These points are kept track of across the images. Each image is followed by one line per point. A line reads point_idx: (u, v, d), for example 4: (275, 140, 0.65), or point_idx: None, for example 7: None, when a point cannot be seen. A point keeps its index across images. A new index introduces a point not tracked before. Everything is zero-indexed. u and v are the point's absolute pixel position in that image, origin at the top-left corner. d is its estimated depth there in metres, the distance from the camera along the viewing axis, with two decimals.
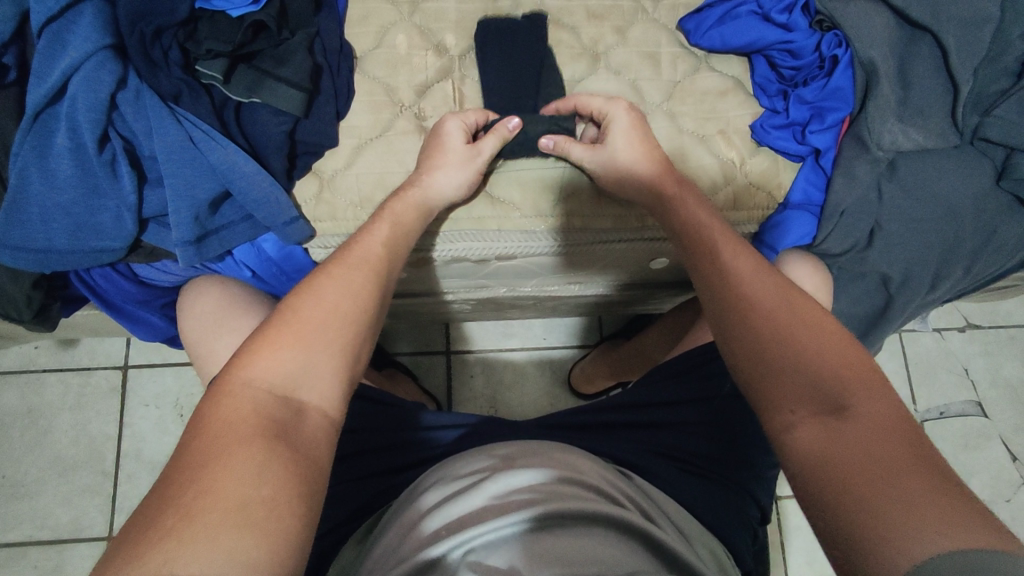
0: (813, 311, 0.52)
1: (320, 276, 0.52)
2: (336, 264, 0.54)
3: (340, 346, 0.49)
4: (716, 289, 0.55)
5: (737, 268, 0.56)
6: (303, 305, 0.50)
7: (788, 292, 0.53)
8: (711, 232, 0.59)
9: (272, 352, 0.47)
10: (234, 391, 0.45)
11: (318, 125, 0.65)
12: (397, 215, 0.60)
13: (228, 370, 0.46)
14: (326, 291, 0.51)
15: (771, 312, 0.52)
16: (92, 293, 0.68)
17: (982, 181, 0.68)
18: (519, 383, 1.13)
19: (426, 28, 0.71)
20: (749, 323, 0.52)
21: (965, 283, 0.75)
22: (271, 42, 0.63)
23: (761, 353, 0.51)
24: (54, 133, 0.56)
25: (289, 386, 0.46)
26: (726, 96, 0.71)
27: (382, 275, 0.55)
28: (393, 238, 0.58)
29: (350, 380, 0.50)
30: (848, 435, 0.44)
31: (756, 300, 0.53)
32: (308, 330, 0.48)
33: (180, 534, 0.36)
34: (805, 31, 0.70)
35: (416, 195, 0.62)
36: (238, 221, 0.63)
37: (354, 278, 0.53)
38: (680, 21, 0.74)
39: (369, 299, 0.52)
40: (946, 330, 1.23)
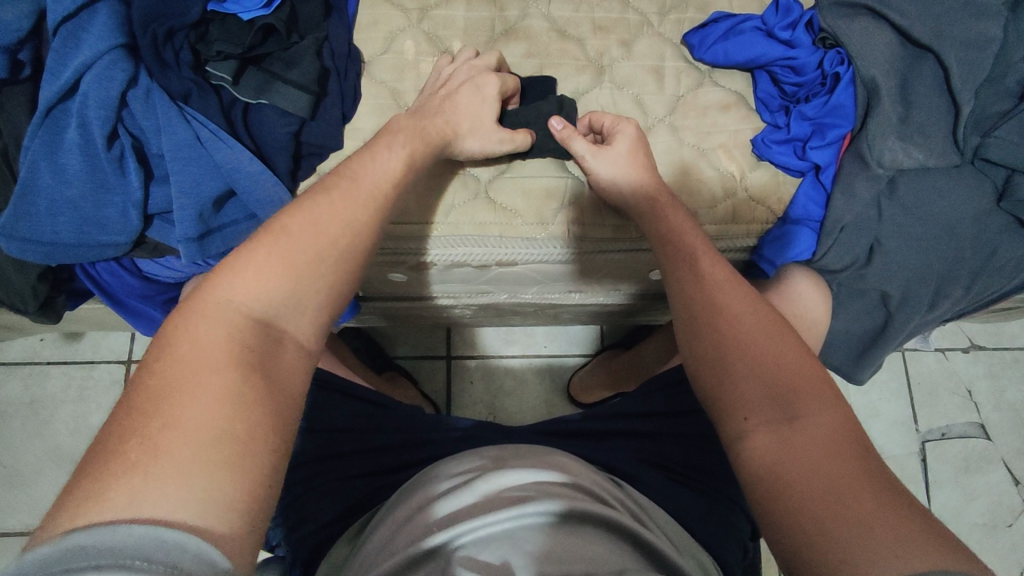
0: (776, 322, 0.53)
1: (309, 199, 0.49)
2: (326, 189, 0.51)
3: (324, 275, 0.47)
4: (687, 297, 0.56)
5: (711, 277, 0.56)
6: (289, 230, 0.47)
7: (753, 303, 0.54)
8: (689, 240, 0.59)
9: (251, 276, 0.44)
10: (208, 311, 0.42)
11: (323, 129, 0.66)
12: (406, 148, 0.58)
13: (202, 290, 0.43)
14: (316, 216, 0.48)
15: (739, 321, 0.52)
16: (97, 287, 0.69)
17: (983, 201, 0.68)
18: (518, 390, 1.13)
19: (434, 35, 0.72)
20: (714, 332, 0.53)
21: (965, 302, 0.75)
22: (280, 45, 0.64)
23: (716, 360, 0.51)
24: (64, 128, 0.57)
25: (267, 314, 0.44)
26: (728, 110, 0.72)
27: (378, 205, 0.52)
28: (391, 172, 0.55)
29: (331, 315, 0.48)
30: (796, 452, 0.44)
31: (726, 307, 0.54)
32: (293, 255, 0.46)
33: (144, 468, 0.35)
34: (808, 47, 0.71)
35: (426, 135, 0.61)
36: (241, 220, 0.65)
37: (345, 204, 0.50)
38: (685, 35, 0.75)
39: (362, 229, 0.50)
40: (949, 350, 1.22)
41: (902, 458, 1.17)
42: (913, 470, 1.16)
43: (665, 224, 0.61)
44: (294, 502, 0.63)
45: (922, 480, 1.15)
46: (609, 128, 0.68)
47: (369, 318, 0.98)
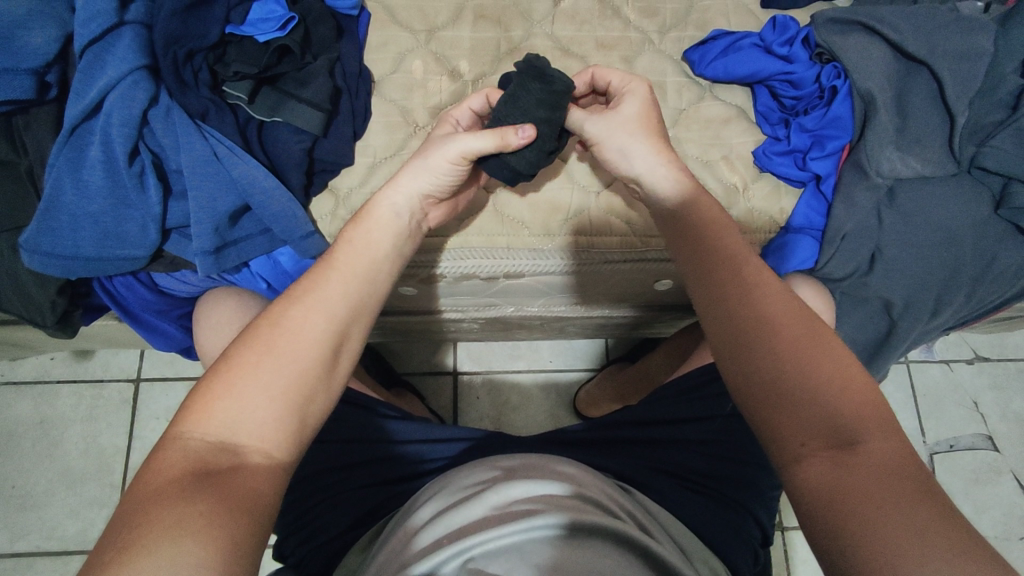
0: (826, 333, 0.51)
1: (266, 313, 0.50)
2: (286, 297, 0.51)
3: (285, 388, 0.47)
4: (729, 311, 0.52)
5: (759, 288, 0.53)
6: (242, 352, 0.48)
7: (806, 320, 0.51)
8: (727, 249, 0.55)
9: (210, 402, 0.46)
10: (173, 442, 0.44)
11: (335, 145, 0.68)
12: (393, 217, 0.58)
13: (172, 422, 0.46)
14: (267, 334, 0.49)
15: (788, 337, 0.50)
16: (112, 301, 0.71)
17: (980, 209, 0.69)
18: (525, 405, 1.14)
19: (441, 55, 0.75)
20: (765, 349, 0.50)
21: (967, 310, 0.76)
22: (294, 66, 0.66)
23: (759, 376, 0.49)
24: (88, 146, 0.59)
25: (225, 434, 0.45)
26: (729, 123, 0.74)
27: (341, 302, 0.52)
28: (359, 262, 0.54)
29: (302, 423, 0.48)
30: (857, 472, 0.43)
31: (775, 323, 0.51)
32: (243, 378, 0.47)
33: (118, 565, 0.37)
34: (806, 62, 0.73)
35: (391, 195, 0.58)
36: (256, 234, 0.66)
37: (298, 313, 0.50)
38: (685, 52, 0.77)
39: (323, 337, 0.50)
40: (954, 362, 1.23)
41: None
42: None
43: (700, 221, 0.57)
44: (307, 513, 0.64)
45: None
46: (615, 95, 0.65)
47: (377, 332, 0.99)
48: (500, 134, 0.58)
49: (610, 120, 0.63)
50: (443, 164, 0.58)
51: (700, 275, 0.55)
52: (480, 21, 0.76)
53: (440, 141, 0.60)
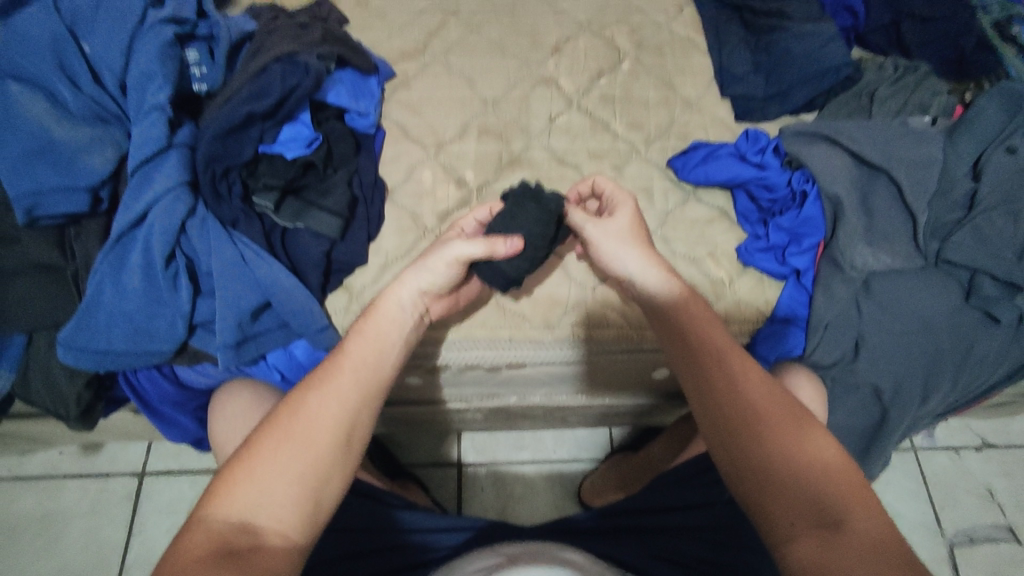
0: (810, 419, 0.54)
1: (285, 402, 0.54)
2: (303, 386, 0.55)
3: (302, 471, 0.50)
4: (718, 397, 0.56)
5: (746, 375, 0.56)
6: (263, 438, 0.51)
7: (790, 407, 0.55)
8: (713, 338, 0.59)
9: (232, 486, 0.49)
10: (196, 525, 0.47)
11: (351, 247, 0.74)
12: (399, 314, 0.61)
13: (196, 506, 0.49)
14: (286, 421, 0.52)
15: (775, 422, 0.53)
16: (135, 394, 0.75)
17: (952, 298, 0.74)
18: (530, 496, 1.13)
19: (449, 166, 0.83)
20: (753, 433, 0.53)
21: (955, 396, 0.78)
22: (317, 178, 0.74)
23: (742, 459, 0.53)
24: (129, 252, 0.65)
25: (243, 517, 0.47)
26: (713, 223, 0.81)
27: (353, 390, 0.55)
28: (372, 349, 0.58)
29: (318, 506, 0.50)
30: (845, 552, 0.45)
31: (761, 409, 0.54)
32: (263, 463, 0.50)
33: None
34: (778, 169, 0.80)
35: (397, 292, 0.61)
36: (275, 328, 0.71)
37: (314, 401, 0.53)
38: (669, 160, 0.85)
39: (339, 421, 0.53)
40: (961, 449, 1.23)
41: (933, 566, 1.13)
42: None
43: (685, 310, 0.61)
44: None
45: None
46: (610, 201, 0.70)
47: (383, 423, 1.01)
48: (488, 242, 0.62)
49: (601, 226, 0.67)
50: (443, 264, 0.61)
51: (689, 365, 0.59)
52: (484, 136, 0.86)
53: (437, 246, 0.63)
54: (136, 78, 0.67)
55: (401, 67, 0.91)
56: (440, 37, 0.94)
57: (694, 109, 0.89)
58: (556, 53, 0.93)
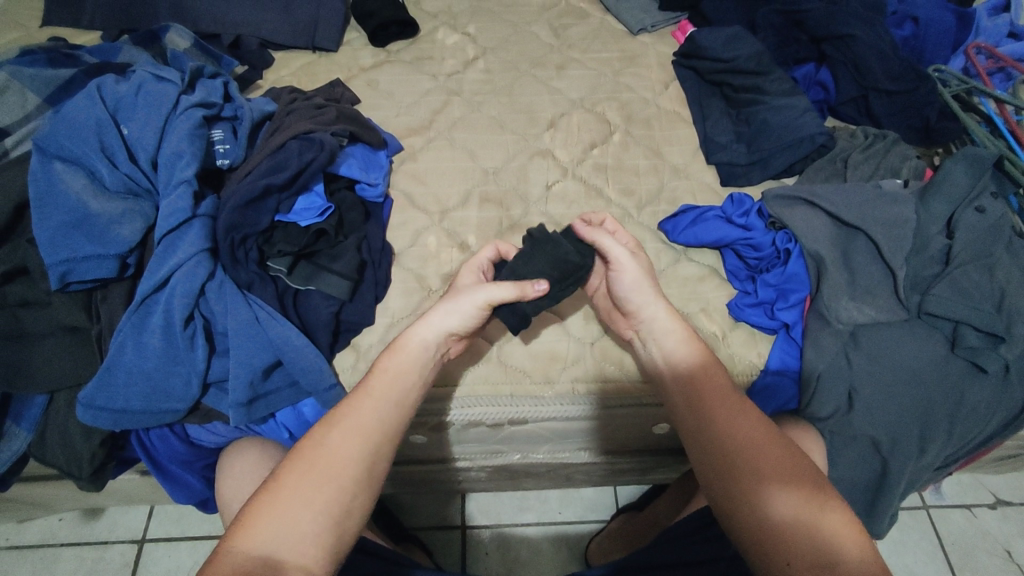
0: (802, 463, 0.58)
1: (311, 441, 0.58)
2: (326, 425, 0.59)
3: (326, 507, 0.54)
4: (718, 440, 0.60)
5: (744, 420, 0.60)
6: (294, 477, 0.55)
7: (783, 450, 0.59)
8: (712, 383, 0.63)
9: (266, 523, 0.53)
10: (230, 558, 0.51)
11: (359, 308, 0.78)
12: (418, 351, 0.64)
13: (229, 539, 0.52)
14: (314, 461, 0.56)
15: (770, 466, 0.57)
16: (145, 453, 0.76)
17: (937, 349, 0.76)
18: (536, 560, 1.11)
19: (452, 231, 0.89)
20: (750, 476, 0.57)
21: (951, 447, 0.79)
22: (329, 243, 0.79)
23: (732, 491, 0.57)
24: (151, 314, 0.69)
25: (277, 552, 0.51)
26: (704, 281, 0.85)
27: (376, 430, 0.59)
28: (391, 390, 0.61)
29: (338, 540, 0.55)
30: None
31: (758, 454, 0.58)
32: (296, 503, 0.54)
33: None
34: (762, 230, 0.85)
35: (421, 329, 0.65)
36: (284, 386, 0.74)
37: (340, 442, 0.57)
38: (660, 223, 0.90)
39: (359, 460, 0.57)
40: (976, 507, 1.25)
41: None
42: None
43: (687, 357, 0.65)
44: None
45: None
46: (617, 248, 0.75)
47: (388, 483, 1.02)
48: (520, 286, 0.67)
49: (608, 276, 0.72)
50: (470, 308, 0.66)
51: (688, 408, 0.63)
52: (485, 203, 0.91)
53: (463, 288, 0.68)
54: (166, 156, 0.73)
55: (409, 141, 0.98)
56: (444, 115, 1.02)
57: (682, 175, 0.95)
58: (551, 127, 1.01)
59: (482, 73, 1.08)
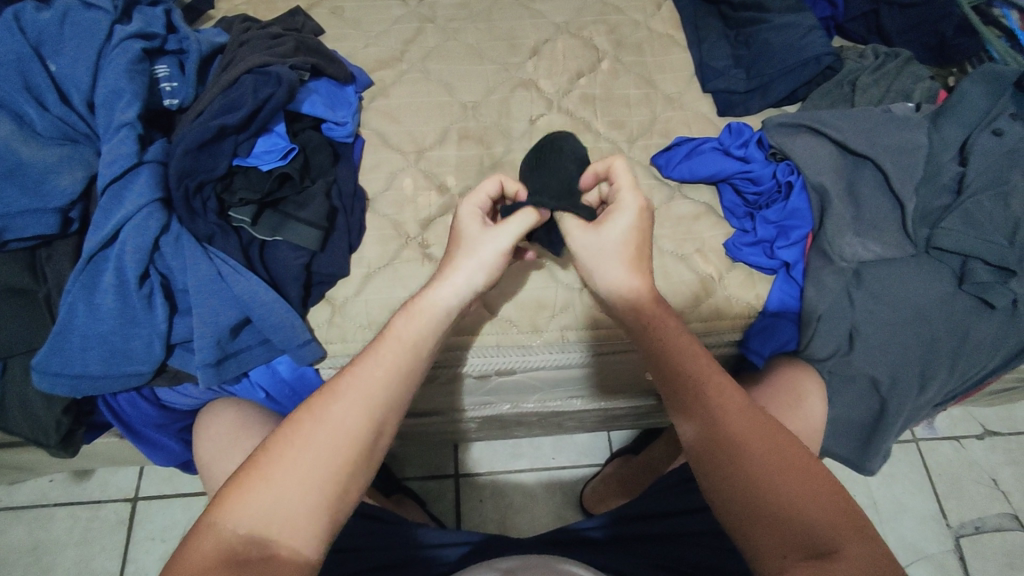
0: (786, 444, 0.53)
1: (307, 407, 0.52)
2: (328, 387, 0.53)
3: (320, 483, 0.49)
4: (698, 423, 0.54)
5: (720, 402, 0.54)
6: (286, 442, 0.50)
7: (765, 427, 0.53)
8: (686, 359, 0.56)
9: (248, 491, 0.48)
10: (209, 528, 0.47)
11: (332, 259, 0.73)
12: (422, 318, 0.57)
13: (210, 506, 0.49)
14: (308, 427, 0.51)
15: (754, 448, 0.52)
16: (115, 417, 0.72)
17: (944, 285, 0.72)
18: (530, 506, 1.11)
19: (430, 172, 0.83)
20: (736, 461, 0.52)
21: (953, 384, 0.76)
22: (295, 190, 0.73)
23: (730, 459, 0.52)
24: (102, 272, 0.64)
25: (262, 523, 0.48)
26: (699, 219, 0.80)
27: (382, 399, 0.53)
28: (402, 359, 0.55)
29: (334, 516, 0.50)
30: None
31: (738, 438, 0.53)
32: (282, 471, 0.49)
33: None
34: (762, 161, 0.79)
35: (431, 299, 0.58)
36: (255, 344, 0.69)
37: (338, 407, 0.52)
38: (652, 157, 0.84)
39: (363, 429, 0.51)
40: (965, 439, 1.26)
41: (939, 557, 1.16)
42: (953, 569, 1.15)
43: (660, 331, 0.58)
44: None
45: None
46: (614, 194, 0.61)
47: None
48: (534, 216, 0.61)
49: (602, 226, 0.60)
50: (480, 268, 0.59)
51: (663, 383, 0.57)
52: (464, 141, 0.85)
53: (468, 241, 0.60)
54: (104, 96, 0.66)
55: (379, 74, 0.90)
56: (418, 45, 0.93)
57: (676, 104, 0.89)
58: (535, 55, 0.92)
59: None
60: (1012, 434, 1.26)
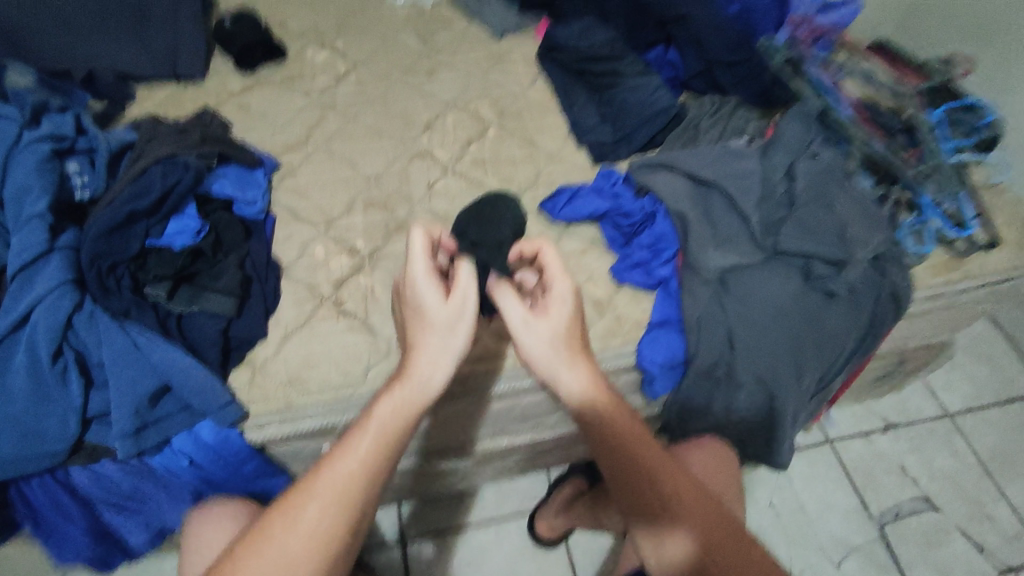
0: (715, 514, 0.63)
1: (278, 519, 0.55)
2: (298, 498, 0.55)
3: None
4: (640, 491, 0.63)
5: (660, 475, 0.63)
6: (255, 558, 0.53)
7: (699, 500, 0.63)
8: (631, 436, 0.62)
9: None
10: None
11: (249, 323, 0.78)
12: (401, 405, 0.59)
13: None
14: (281, 545, 0.53)
15: (693, 521, 0.62)
16: (27, 511, 0.73)
17: (794, 283, 0.83)
18: (482, 561, 1.11)
19: (339, 238, 0.90)
20: (675, 530, 0.61)
21: (824, 369, 0.87)
22: (208, 264, 0.78)
23: (671, 527, 0.62)
24: (14, 354, 0.66)
25: None
26: (586, 253, 0.90)
27: (351, 512, 0.56)
28: (376, 459, 0.57)
29: None
30: None
31: (677, 510, 0.62)
32: None
33: None
34: (630, 198, 0.91)
35: (409, 387, 0.60)
36: (176, 411, 0.72)
37: (308, 521, 0.54)
38: (540, 204, 0.95)
39: (333, 544, 0.54)
40: (872, 433, 1.37)
41: (867, 546, 1.24)
42: (881, 556, 1.23)
43: (615, 414, 0.62)
44: None
45: (892, 565, 1.23)
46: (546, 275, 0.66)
47: None
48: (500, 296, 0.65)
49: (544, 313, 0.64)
50: (449, 357, 0.61)
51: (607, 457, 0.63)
52: (370, 208, 0.93)
53: (435, 329, 0.61)
54: (12, 193, 0.71)
55: (286, 158, 0.98)
56: (320, 129, 1.03)
57: (555, 159, 1.01)
58: (428, 129, 1.04)
59: (355, 86, 1.10)
60: (910, 423, 1.38)
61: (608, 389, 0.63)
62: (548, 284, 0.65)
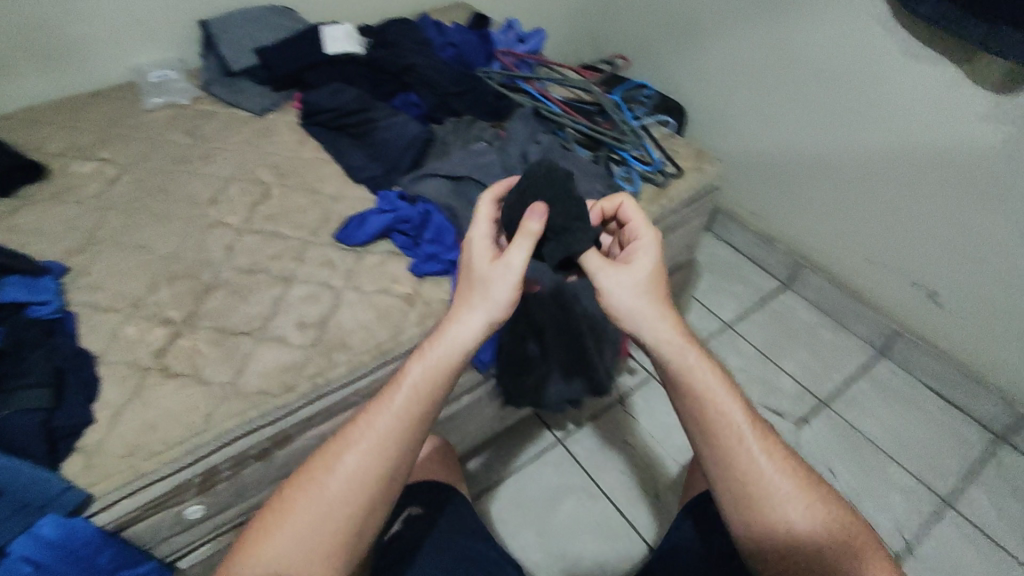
0: (757, 425, 0.72)
1: (336, 455, 0.68)
2: (350, 440, 0.69)
3: (337, 532, 0.66)
4: (701, 410, 0.71)
5: (718, 400, 0.71)
6: (299, 500, 0.67)
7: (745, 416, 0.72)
8: (676, 363, 0.71)
9: (274, 539, 0.66)
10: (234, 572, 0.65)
11: (70, 411, 0.79)
12: (426, 359, 0.71)
13: (248, 538, 0.67)
14: (335, 483, 0.67)
15: (747, 444, 0.70)
16: None
17: None
18: None
19: (151, 314, 0.93)
20: (729, 457, 0.69)
21: None
22: (11, 365, 0.78)
23: (732, 451, 0.69)
24: None
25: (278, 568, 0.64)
26: (388, 263, 1.04)
27: (387, 451, 0.68)
28: (412, 406, 0.69)
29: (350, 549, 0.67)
30: (814, 532, 0.67)
31: (739, 433, 0.70)
32: (302, 523, 0.66)
33: None
34: (408, 206, 1.07)
35: (442, 345, 0.71)
36: (8, 515, 0.70)
37: (358, 461, 0.67)
38: (335, 236, 1.07)
39: (376, 481, 0.68)
40: None
41: None
42: None
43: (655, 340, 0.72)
44: None
45: None
46: (631, 230, 0.79)
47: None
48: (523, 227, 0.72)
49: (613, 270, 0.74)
50: (496, 306, 0.71)
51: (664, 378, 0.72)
52: (174, 281, 0.98)
53: (490, 275, 0.71)
54: None
55: (73, 262, 1.00)
56: (104, 229, 1.06)
57: (339, 199, 1.15)
58: (214, 203, 1.12)
59: (130, 185, 1.14)
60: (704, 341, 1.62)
61: (671, 322, 0.73)
62: (634, 234, 0.78)
